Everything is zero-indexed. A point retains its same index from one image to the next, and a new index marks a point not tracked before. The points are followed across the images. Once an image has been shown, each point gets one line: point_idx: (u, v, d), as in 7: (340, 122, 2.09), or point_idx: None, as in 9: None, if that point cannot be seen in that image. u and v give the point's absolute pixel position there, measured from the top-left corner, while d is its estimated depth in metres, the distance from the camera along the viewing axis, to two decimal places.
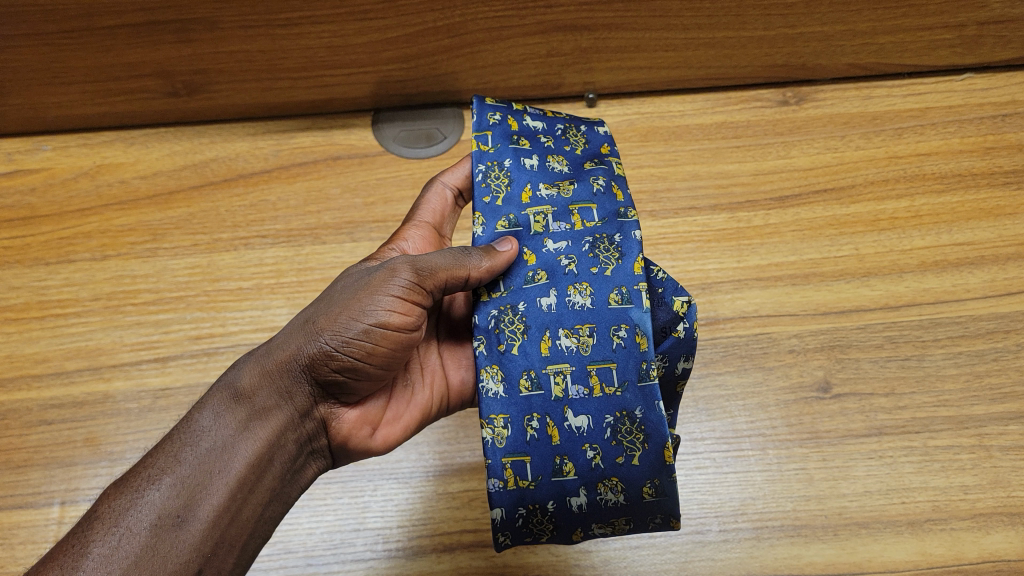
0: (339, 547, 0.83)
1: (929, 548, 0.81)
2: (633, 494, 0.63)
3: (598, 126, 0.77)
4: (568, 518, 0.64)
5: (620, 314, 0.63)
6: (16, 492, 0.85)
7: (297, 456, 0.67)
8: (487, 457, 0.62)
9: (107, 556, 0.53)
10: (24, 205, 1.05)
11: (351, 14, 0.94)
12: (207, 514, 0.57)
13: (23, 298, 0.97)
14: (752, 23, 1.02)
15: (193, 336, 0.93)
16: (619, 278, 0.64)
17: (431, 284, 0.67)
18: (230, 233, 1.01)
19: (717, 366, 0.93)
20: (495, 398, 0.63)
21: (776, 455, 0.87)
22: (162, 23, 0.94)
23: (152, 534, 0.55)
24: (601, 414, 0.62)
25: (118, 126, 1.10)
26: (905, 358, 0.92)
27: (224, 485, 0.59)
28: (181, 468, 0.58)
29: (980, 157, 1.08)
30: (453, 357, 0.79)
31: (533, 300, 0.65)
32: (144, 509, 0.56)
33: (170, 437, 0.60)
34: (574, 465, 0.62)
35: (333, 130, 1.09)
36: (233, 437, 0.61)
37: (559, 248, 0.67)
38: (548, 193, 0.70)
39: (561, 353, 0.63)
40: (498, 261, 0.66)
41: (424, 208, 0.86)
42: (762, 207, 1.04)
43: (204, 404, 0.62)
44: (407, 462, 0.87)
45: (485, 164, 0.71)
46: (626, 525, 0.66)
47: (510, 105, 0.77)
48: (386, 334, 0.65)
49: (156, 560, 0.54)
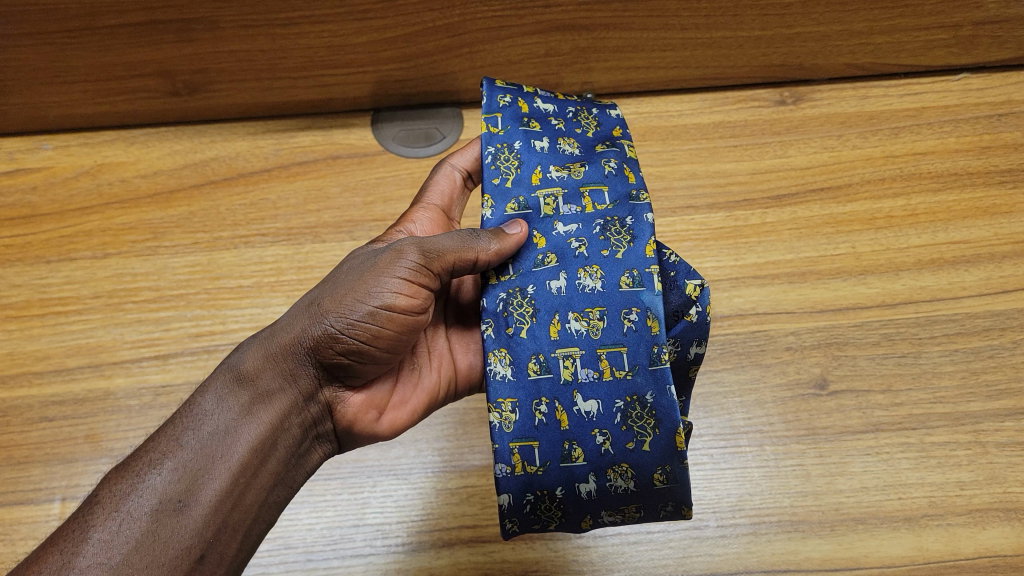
0: (338, 542, 0.83)
1: (926, 544, 0.82)
2: (644, 480, 0.63)
3: (609, 109, 0.78)
4: (577, 504, 0.64)
5: (632, 297, 0.64)
6: (17, 488, 0.85)
7: (302, 440, 0.67)
8: (496, 441, 0.62)
9: (108, 541, 0.54)
10: (25, 203, 1.05)
11: (351, 14, 0.95)
12: (209, 498, 0.58)
13: (24, 296, 0.98)
14: (748, 23, 1.03)
15: (193, 333, 0.93)
16: (630, 260, 0.65)
17: (438, 266, 0.68)
18: (230, 231, 1.01)
19: (715, 363, 0.93)
20: (504, 381, 0.63)
21: (773, 451, 0.88)
22: (163, 22, 0.94)
23: (154, 518, 0.55)
24: (611, 398, 0.63)
25: (119, 126, 1.11)
26: (902, 355, 0.93)
27: (227, 469, 0.59)
28: (183, 452, 0.58)
29: (976, 156, 1.08)
30: (461, 341, 0.80)
31: (542, 283, 0.66)
32: (146, 494, 0.56)
33: (173, 422, 0.61)
34: (583, 450, 0.63)
35: (334, 130, 1.10)
36: (236, 420, 0.61)
37: (570, 231, 0.68)
38: (559, 175, 0.71)
39: (570, 337, 0.64)
40: (508, 244, 0.66)
41: (433, 190, 0.87)
42: (759, 205, 1.04)
43: (208, 387, 0.63)
44: (406, 458, 0.88)
45: (495, 147, 0.72)
46: (636, 513, 0.66)
47: (520, 88, 0.77)
48: (391, 317, 0.66)
49: (157, 543, 0.55)
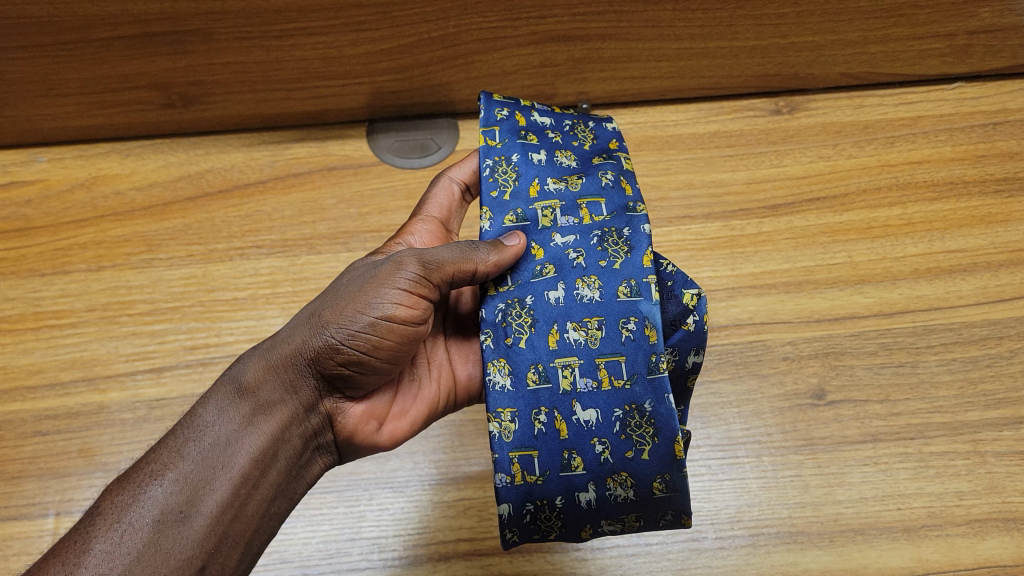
0: (335, 556, 0.82)
1: (925, 555, 0.81)
2: (643, 490, 0.63)
3: (606, 122, 0.78)
4: (576, 514, 0.64)
5: (630, 306, 0.64)
6: (11, 503, 0.84)
7: (303, 451, 0.67)
8: (495, 451, 0.62)
9: (109, 552, 0.53)
10: (19, 216, 1.04)
11: (346, 25, 0.95)
12: (210, 509, 0.57)
13: (18, 309, 0.97)
14: (743, 33, 1.03)
15: (188, 346, 0.93)
16: (628, 271, 0.65)
17: (438, 277, 0.67)
18: (226, 244, 1.01)
19: (712, 374, 0.93)
20: (502, 392, 0.63)
21: (770, 462, 0.87)
22: (157, 35, 0.94)
23: (155, 530, 0.55)
24: (610, 407, 0.63)
25: (114, 138, 1.10)
26: (900, 365, 0.93)
27: (228, 480, 0.59)
28: (184, 463, 0.58)
29: (971, 165, 1.08)
30: (460, 352, 0.79)
31: (541, 294, 0.66)
32: (147, 505, 0.56)
33: (174, 432, 0.61)
34: (583, 459, 0.62)
35: (329, 142, 1.10)
36: (237, 432, 0.61)
37: (568, 242, 0.68)
38: (557, 187, 0.71)
39: (569, 347, 0.64)
40: (506, 255, 0.66)
41: (431, 202, 0.86)
42: (755, 215, 1.04)
43: (209, 399, 0.63)
44: (402, 471, 0.87)
45: (492, 159, 0.71)
46: (636, 522, 0.65)
47: (517, 101, 0.77)
48: (392, 327, 0.65)
49: (160, 554, 0.54)
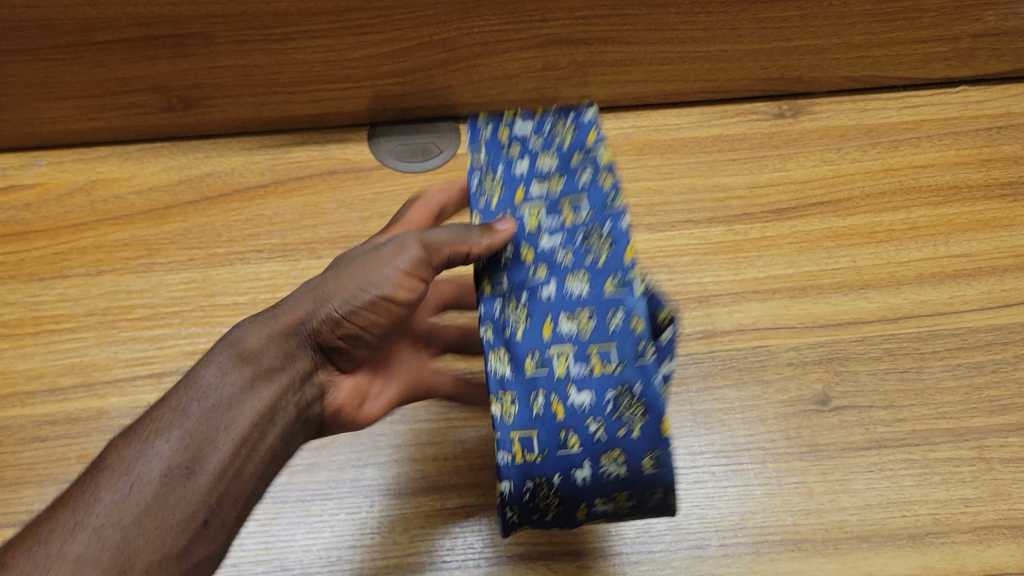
0: (336, 564, 0.81)
1: (931, 562, 0.81)
2: (635, 465, 0.63)
3: None
4: (573, 492, 0.63)
5: (618, 298, 0.63)
6: (9, 510, 0.84)
7: (296, 418, 0.67)
8: (496, 431, 0.61)
9: (117, 505, 0.53)
10: (18, 220, 1.03)
11: (347, 28, 0.94)
12: (214, 469, 0.57)
13: (17, 314, 0.96)
14: (747, 36, 1.03)
15: (188, 351, 0.93)
16: (612, 265, 0.65)
17: (437, 260, 0.69)
18: (226, 248, 1.00)
19: (716, 379, 0.92)
20: (500, 376, 0.62)
21: (775, 469, 0.86)
22: (158, 38, 0.94)
23: (163, 483, 0.55)
24: (603, 390, 0.62)
25: (113, 141, 1.09)
26: (904, 370, 0.92)
27: (233, 440, 0.59)
28: (190, 421, 0.58)
29: (975, 169, 1.08)
30: None
31: (533, 287, 0.66)
32: (154, 460, 0.55)
33: (175, 392, 0.60)
34: (578, 438, 0.62)
35: (330, 145, 1.09)
36: (241, 393, 0.61)
37: (556, 243, 0.67)
38: (540, 190, 0.70)
39: (562, 336, 0.63)
40: (497, 239, 0.66)
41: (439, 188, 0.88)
42: (758, 219, 1.03)
43: (211, 359, 0.62)
44: (405, 478, 0.86)
45: (477, 175, 0.71)
46: (628, 501, 0.65)
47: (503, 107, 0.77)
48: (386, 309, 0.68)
49: (163, 511, 0.54)
